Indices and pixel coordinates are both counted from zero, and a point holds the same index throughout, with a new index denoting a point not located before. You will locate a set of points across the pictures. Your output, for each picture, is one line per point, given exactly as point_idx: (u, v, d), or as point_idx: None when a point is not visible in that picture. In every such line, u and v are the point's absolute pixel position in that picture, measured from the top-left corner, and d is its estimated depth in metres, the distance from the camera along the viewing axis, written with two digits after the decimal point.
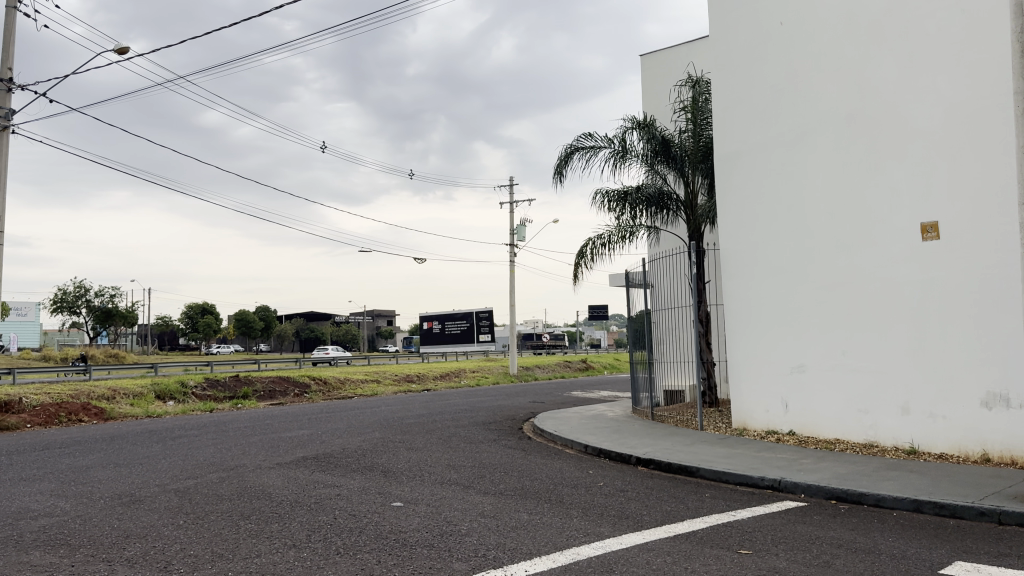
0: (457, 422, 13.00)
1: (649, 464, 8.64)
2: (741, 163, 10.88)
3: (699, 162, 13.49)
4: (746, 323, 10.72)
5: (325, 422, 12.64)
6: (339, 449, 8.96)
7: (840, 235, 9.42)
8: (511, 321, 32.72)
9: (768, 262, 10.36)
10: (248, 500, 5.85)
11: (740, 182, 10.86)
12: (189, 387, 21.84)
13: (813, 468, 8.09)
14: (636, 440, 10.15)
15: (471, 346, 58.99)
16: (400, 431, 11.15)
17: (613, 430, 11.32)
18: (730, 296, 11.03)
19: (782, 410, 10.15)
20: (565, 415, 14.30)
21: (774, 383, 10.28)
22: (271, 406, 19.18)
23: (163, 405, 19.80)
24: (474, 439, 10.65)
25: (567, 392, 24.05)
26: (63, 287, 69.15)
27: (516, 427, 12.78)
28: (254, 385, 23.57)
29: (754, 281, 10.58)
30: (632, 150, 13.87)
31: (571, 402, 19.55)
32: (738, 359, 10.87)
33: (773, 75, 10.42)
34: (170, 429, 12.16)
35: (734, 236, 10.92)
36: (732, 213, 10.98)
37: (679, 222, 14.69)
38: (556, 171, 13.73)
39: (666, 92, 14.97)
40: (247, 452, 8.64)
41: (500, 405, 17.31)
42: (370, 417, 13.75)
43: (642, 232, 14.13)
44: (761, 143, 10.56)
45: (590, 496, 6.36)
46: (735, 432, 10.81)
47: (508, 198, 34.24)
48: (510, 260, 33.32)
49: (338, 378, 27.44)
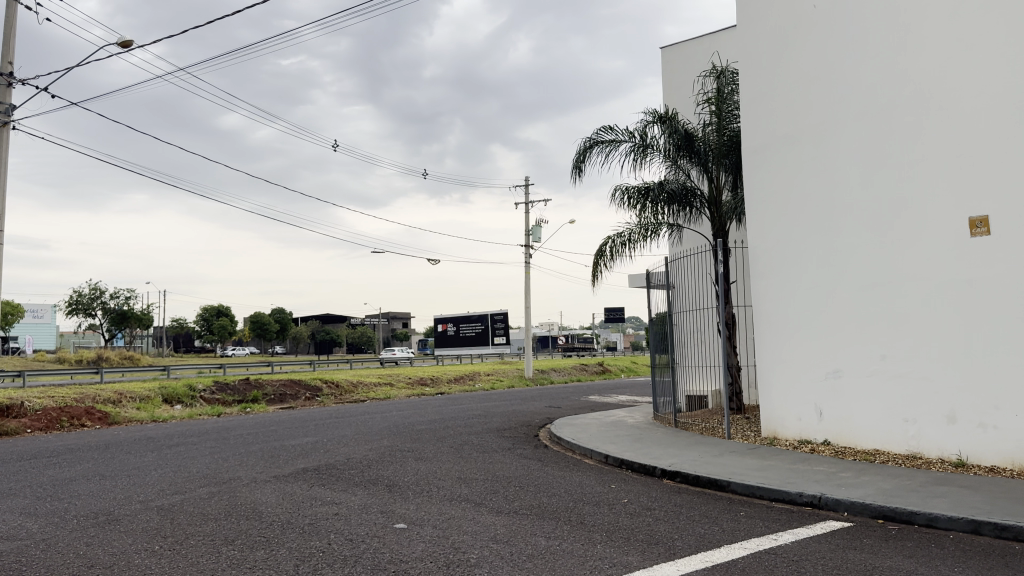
0: (470, 429, 12.41)
1: (675, 477, 8.02)
2: (769, 156, 10.24)
3: (724, 156, 12.87)
4: (776, 325, 10.07)
5: (333, 428, 12.11)
6: (344, 459, 8.41)
7: (878, 231, 8.74)
8: (527, 323, 32.14)
9: (799, 260, 9.70)
10: (235, 522, 5.29)
11: (769, 176, 10.22)
12: (198, 390, 21.44)
13: (855, 482, 7.41)
14: (660, 449, 9.52)
15: (487, 349, 58.45)
16: (410, 439, 10.57)
17: (634, 438, 10.69)
18: (759, 297, 10.38)
19: (816, 419, 9.48)
20: (584, 421, 13.68)
21: (807, 389, 9.61)
22: (281, 411, 18.70)
23: (171, 409, 19.39)
24: (488, 448, 10.06)
25: (585, 396, 23.39)
26: (79, 290, 69.34)
27: (532, 434, 12.17)
28: (264, 388, 23.14)
29: (784, 281, 9.93)
30: (653, 144, 13.26)
31: (590, 406, 18.91)
32: (768, 363, 10.21)
33: (804, 62, 9.78)
34: (171, 436, 11.68)
35: (763, 234, 10.28)
36: (760, 209, 10.35)
37: (702, 220, 14.03)
38: (574, 166, 13.13)
39: (689, 85, 14.34)
40: (244, 463, 8.10)
41: (516, 410, 16.71)
42: (379, 423, 13.21)
43: (664, 230, 13.50)
44: (791, 135, 9.91)
45: (614, 516, 5.75)
46: (765, 441, 10.15)
47: (524, 198, 33.72)
48: (525, 261, 32.76)
49: (350, 382, 26.98)
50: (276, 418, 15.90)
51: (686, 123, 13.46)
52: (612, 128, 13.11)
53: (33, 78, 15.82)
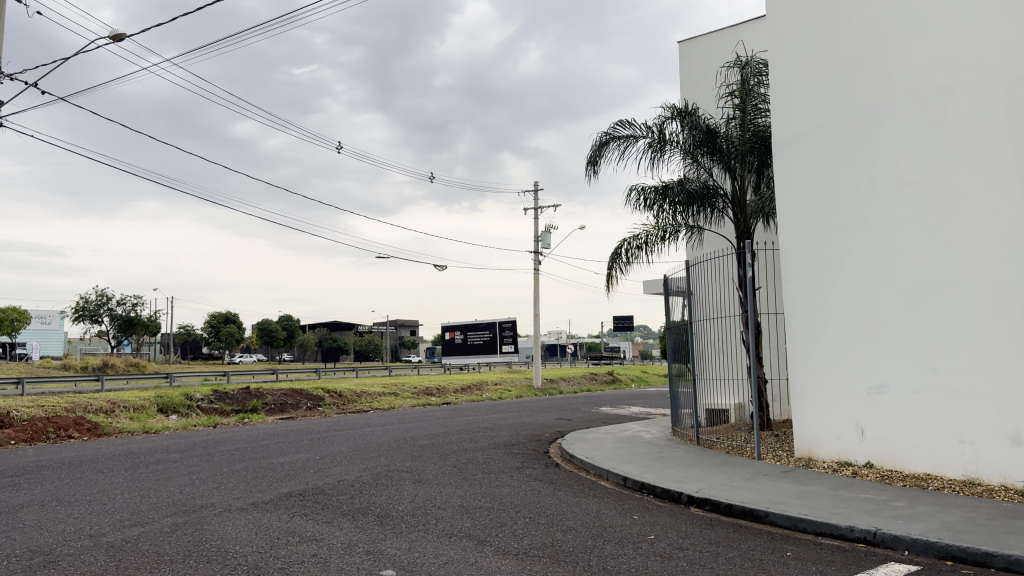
0: (476, 445, 11.55)
1: (704, 505, 7.23)
2: (803, 149, 9.40)
3: (748, 153, 12.01)
4: (811, 334, 9.19)
5: (328, 443, 11.27)
6: (332, 481, 7.59)
7: (928, 230, 7.86)
8: (536, 331, 31.28)
9: (837, 264, 8.84)
10: (192, 567, 4.45)
11: (803, 171, 9.37)
12: (194, 400, 20.63)
13: (911, 514, 6.54)
14: (684, 471, 8.66)
15: (494, 358, 57.61)
16: (409, 457, 9.73)
17: (654, 457, 9.83)
18: (792, 304, 9.51)
19: (857, 438, 8.59)
20: (598, 436, 12.82)
21: (847, 406, 8.72)
22: (278, 422, 17.86)
23: (165, 419, 18.59)
24: (494, 467, 9.21)
25: (596, 407, 22.52)
26: (84, 296, 68.87)
27: (542, 451, 11.31)
28: (264, 397, 22.33)
29: (821, 286, 9.06)
30: (672, 140, 12.44)
31: (601, 419, 18.01)
32: (802, 377, 9.34)
33: (841, 46, 8.94)
34: (154, 450, 10.86)
35: (796, 235, 9.42)
36: (793, 208, 9.50)
37: (724, 222, 13.19)
38: (589, 162, 12.33)
39: (709, 79, 13.53)
40: (223, 486, 7.26)
41: (525, 423, 15.85)
42: (379, 437, 12.37)
43: (684, 232, 12.65)
44: (828, 126, 9.05)
45: (642, 559, 4.90)
46: (799, 462, 9.27)
47: (533, 204, 33.00)
48: (534, 268, 31.96)
49: (353, 391, 26.13)
50: (272, 430, 15.05)
51: (708, 119, 12.60)
52: (629, 123, 12.32)
53: (21, 71, 15.12)
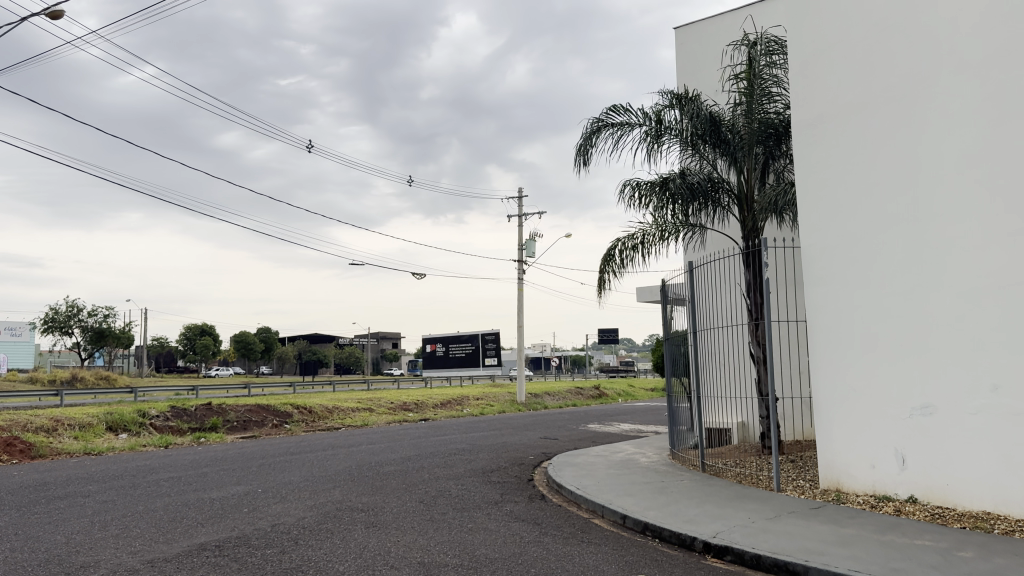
0: (450, 472, 10.11)
1: (724, 554, 5.88)
2: (828, 130, 8.12)
3: (755, 144, 10.71)
4: (840, 345, 7.87)
5: (281, 470, 9.79)
6: (264, 527, 6.16)
7: (986, 219, 6.55)
8: (520, 344, 29.92)
9: (872, 262, 7.53)
10: None
11: (829, 157, 8.09)
12: (148, 417, 18.99)
13: (992, 570, 5.16)
14: (694, 508, 7.28)
15: (477, 370, 56.22)
16: (367, 489, 8.29)
17: (655, 487, 8.47)
18: (815, 309, 8.20)
19: (897, 468, 7.26)
20: (588, 461, 11.43)
21: (884, 430, 7.38)
22: (237, 442, 16.30)
23: (113, 439, 16.94)
24: (468, 502, 7.78)
25: (583, 424, 21.13)
26: (54, 307, 66.72)
27: (525, 479, 9.90)
28: (226, 414, 20.71)
29: (851, 288, 7.75)
30: (671, 130, 11.19)
31: (590, 438, 16.64)
32: (829, 395, 8.02)
33: (876, 8, 7.63)
34: (76, 480, 9.32)
35: (822, 231, 8.12)
36: (817, 200, 8.20)
37: (730, 220, 11.88)
38: (578, 154, 11.07)
39: (711, 64, 12.25)
40: (124, 535, 5.83)
41: (506, 444, 14.43)
42: (341, 462, 10.89)
43: (684, 231, 11.35)
44: (859, 103, 7.77)
45: None
46: (825, 495, 7.93)
47: (517, 212, 31.77)
48: (517, 277, 30.62)
49: (325, 407, 24.56)
50: (225, 452, 13.51)
51: (710, 105, 11.32)
52: (624, 109, 11.12)
53: None
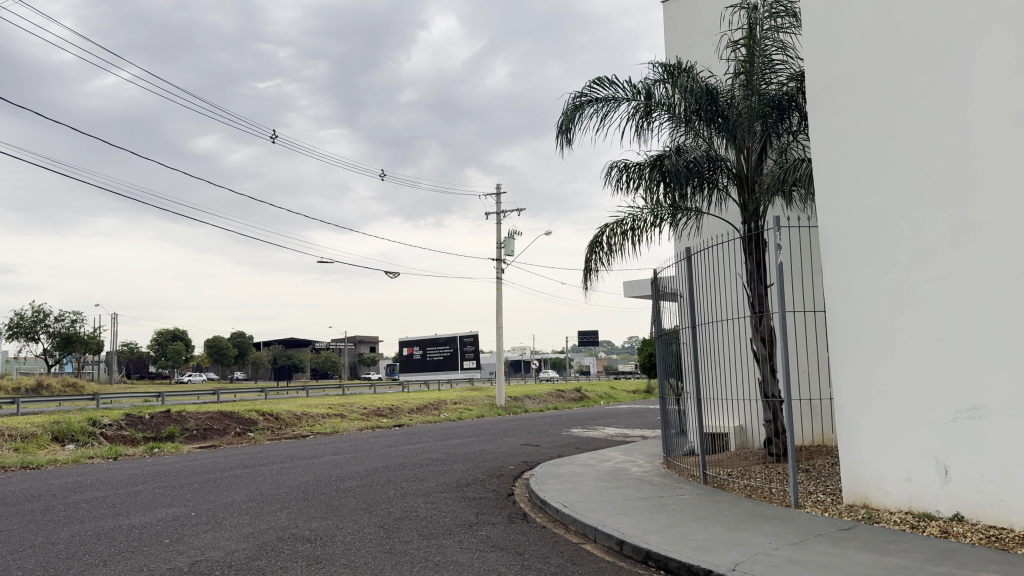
0: (420, 487, 8.93)
1: None
2: (851, 91, 7.09)
3: (757, 118, 9.67)
4: (868, 337, 6.84)
5: (225, 488, 8.55)
6: (179, 565, 4.99)
7: None
8: (499, 347, 28.76)
9: (907, 242, 6.47)
10: None
11: (853, 121, 7.06)
12: (99, 426, 17.44)
13: None
14: (702, 531, 6.19)
15: (456, 374, 55.00)
16: (319, 512, 7.13)
17: (653, 503, 7.38)
18: (840, 298, 7.15)
19: (938, 480, 6.20)
20: (574, 471, 10.30)
21: (923, 436, 6.32)
22: (193, 453, 14.89)
23: (57, 450, 15.41)
24: (436, 526, 6.62)
25: (566, 428, 20.06)
26: (18, 311, 64.44)
27: (504, 495, 8.76)
28: (185, 422, 19.33)
29: (882, 273, 6.69)
30: (663, 105, 10.11)
31: (573, 444, 15.51)
32: (855, 396, 6.97)
33: None
34: None
35: (845, 206, 7.10)
36: (840, 171, 7.17)
37: (728, 205, 10.85)
38: (560, 131, 9.89)
39: (707, 33, 11.18)
40: None
41: (485, 452, 13.25)
42: (298, 477, 9.64)
43: (678, 217, 10.29)
44: (886, 57, 6.72)
45: None
46: (852, 510, 6.88)
47: (496, 208, 30.66)
48: (497, 277, 29.45)
49: (294, 413, 23.18)
50: (174, 465, 12.11)
51: (707, 77, 10.25)
52: (610, 82, 9.78)
53: None
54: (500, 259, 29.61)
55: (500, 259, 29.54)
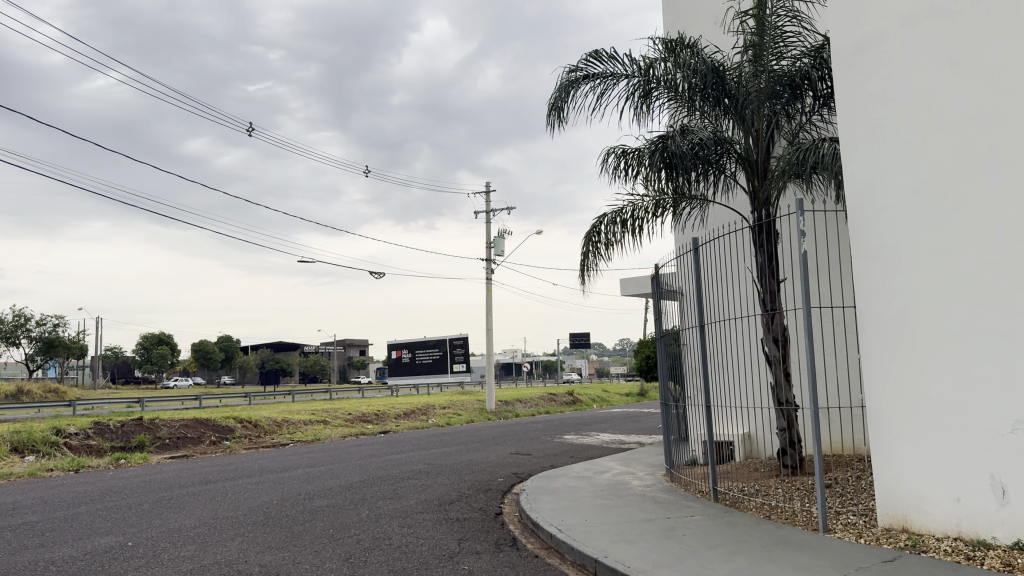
0: (398, 507, 7.98)
1: None
2: (888, 55, 6.24)
3: (769, 96, 8.82)
4: (906, 335, 5.97)
5: (177, 510, 7.57)
6: None
7: None
8: (489, 349, 27.83)
9: (958, 226, 5.61)
10: None
11: (890, 88, 6.22)
12: (63, 435, 16.36)
13: None
14: (723, 563, 5.28)
15: (445, 377, 54.06)
16: (276, 542, 6.19)
17: (661, 527, 6.48)
18: (874, 291, 6.28)
19: (992, 502, 5.31)
20: (570, 486, 9.39)
21: (975, 451, 5.43)
22: (159, 465, 13.85)
23: (15, 462, 14.34)
24: (411, 558, 5.69)
25: (557, 435, 19.16)
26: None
27: (492, 515, 7.84)
28: (157, 431, 18.31)
29: (926, 261, 5.84)
30: (665, 84, 9.22)
31: (566, 452, 14.60)
32: (891, 403, 6.09)
33: None
34: None
35: (882, 185, 6.26)
36: (875, 145, 6.33)
37: (734, 193, 10.01)
38: (553, 111, 8.96)
39: (714, 7, 10.30)
40: None
41: (472, 463, 12.32)
42: (264, 495, 8.68)
43: (681, 205, 9.41)
44: (932, 15, 5.86)
45: None
46: (888, 535, 5.99)
47: (485, 207, 29.78)
48: (486, 277, 28.53)
49: (274, 420, 22.16)
50: (132, 480, 11.08)
51: (713, 52, 9.37)
52: (608, 57, 8.88)
53: None
54: (490, 259, 28.73)
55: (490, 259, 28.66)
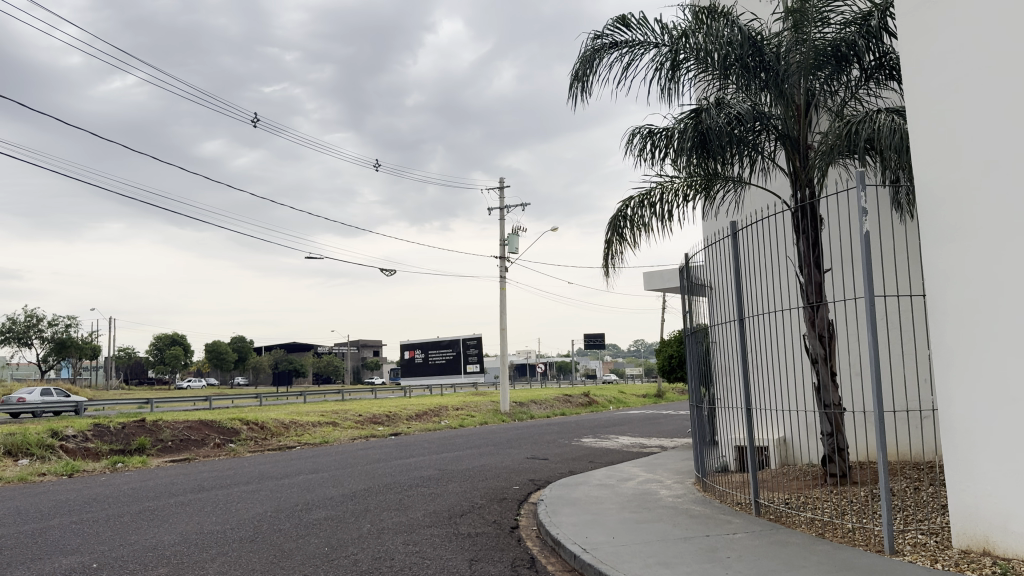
0: (403, 521, 7.21)
1: None
2: (964, 6, 5.41)
3: (812, 67, 8.01)
4: (988, 328, 5.14)
5: (159, 523, 6.83)
6: None
7: None
8: (502, 350, 27.03)
9: None
10: None
11: (942, 60, 5.59)
12: (60, 437, 15.70)
13: None
14: None
15: (458, 378, 53.33)
16: (262, 564, 5.42)
17: (700, 547, 5.68)
18: (947, 277, 5.46)
19: None
20: (592, 496, 8.59)
21: None
22: (156, 470, 13.15)
23: (8, 465, 13.70)
24: None
25: (574, 438, 18.41)
26: (11, 316, 62.88)
27: (508, 530, 7.06)
28: (159, 433, 17.65)
29: (1013, 240, 5.01)
30: (697, 54, 8.43)
31: (585, 457, 13.79)
32: (969, 406, 5.26)
33: None
34: None
35: (936, 167, 5.60)
36: (938, 117, 5.60)
37: (772, 176, 9.19)
38: (576, 83, 8.19)
39: None
40: None
41: (484, 469, 11.54)
42: (258, 505, 7.93)
43: (715, 188, 8.62)
44: None
45: None
46: (966, 558, 5.16)
47: (499, 204, 29.03)
48: (499, 276, 27.76)
49: (281, 422, 21.49)
50: (124, 486, 10.39)
51: (750, 20, 8.57)
52: (636, 23, 8.11)
53: None
54: (504, 256, 28.00)
55: (503, 256, 27.93)
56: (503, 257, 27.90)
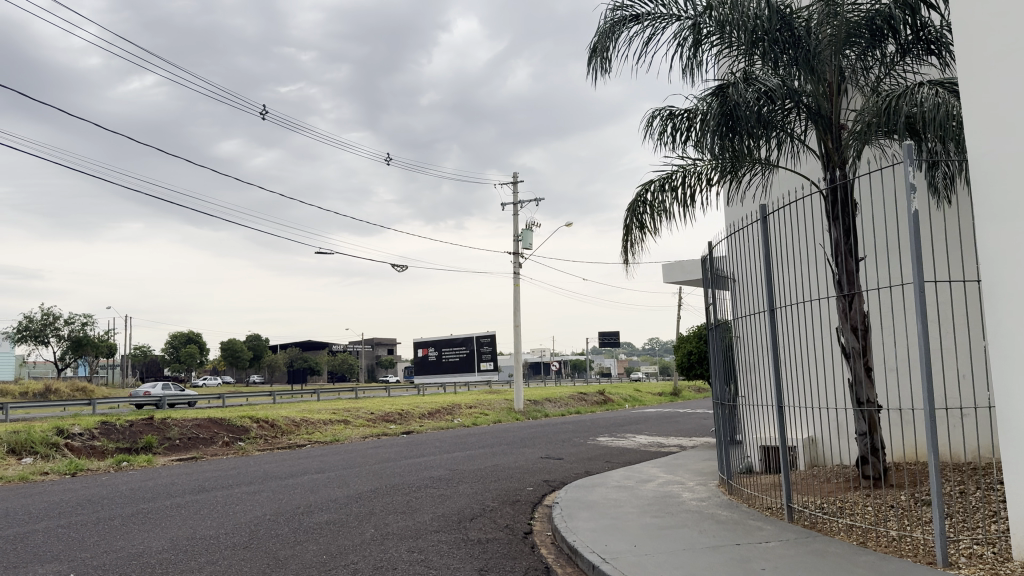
0: (409, 525, 6.77)
1: None
2: None
3: (845, 41, 7.52)
4: None
5: (150, 526, 6.44)
6: None
7: None
8: (516, 347, 26.58)
9: None
10: None
11: (996, 21, 5.06)
12: (66, 435, 15.42)
13: None
14: None
15: (472, 376, 52.92)
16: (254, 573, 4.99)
17: (729, 556, 5.20)
18: (1006, 260, 4.93)
19: None
20: (611, 499, 8.11)
21: None
22: (162, 469, 12.81)
23: (12, 464, 13.42)
24: None
25: (591, 437, 17.94)
26: (28, 314, 63.14)
27: (520, 535, 6.60)
28: (168, 431, 17.34)
29: None
30: (721, 30, 7.96)
31: (602, 457, 13.31)
32: None
33: None
34: None
35: (992, 139, 5.08)
36: (993, 83, 5.08)
37: (801, 159, 8.70)
38: (595, 61, 7.75)
39: None
40: None
41: (497, 469, 11.09)
42: (259, 507, 7.53)
43: (740, 171, 8.14)
44: None
45: None
46: None
47: (513, 199, 28.60)
48: (513, 272, 27.32)
49: (292, 420, 21.15)
50: (125, 486, 10.03)
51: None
52: None
53: None
54: (518, 252, 27.57)
55: (518, 252, 27.49)
56: (518, 253, 27.46)
